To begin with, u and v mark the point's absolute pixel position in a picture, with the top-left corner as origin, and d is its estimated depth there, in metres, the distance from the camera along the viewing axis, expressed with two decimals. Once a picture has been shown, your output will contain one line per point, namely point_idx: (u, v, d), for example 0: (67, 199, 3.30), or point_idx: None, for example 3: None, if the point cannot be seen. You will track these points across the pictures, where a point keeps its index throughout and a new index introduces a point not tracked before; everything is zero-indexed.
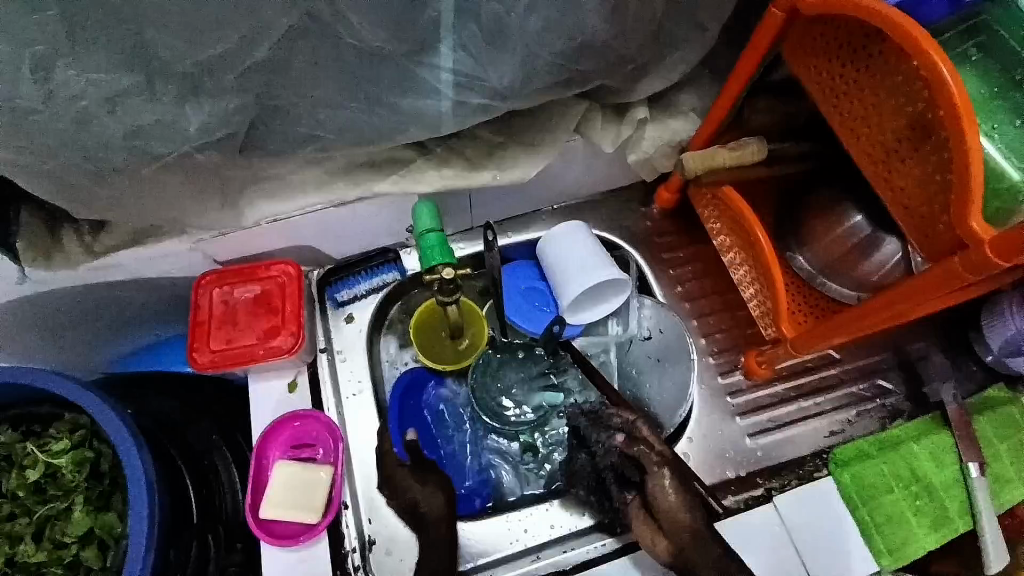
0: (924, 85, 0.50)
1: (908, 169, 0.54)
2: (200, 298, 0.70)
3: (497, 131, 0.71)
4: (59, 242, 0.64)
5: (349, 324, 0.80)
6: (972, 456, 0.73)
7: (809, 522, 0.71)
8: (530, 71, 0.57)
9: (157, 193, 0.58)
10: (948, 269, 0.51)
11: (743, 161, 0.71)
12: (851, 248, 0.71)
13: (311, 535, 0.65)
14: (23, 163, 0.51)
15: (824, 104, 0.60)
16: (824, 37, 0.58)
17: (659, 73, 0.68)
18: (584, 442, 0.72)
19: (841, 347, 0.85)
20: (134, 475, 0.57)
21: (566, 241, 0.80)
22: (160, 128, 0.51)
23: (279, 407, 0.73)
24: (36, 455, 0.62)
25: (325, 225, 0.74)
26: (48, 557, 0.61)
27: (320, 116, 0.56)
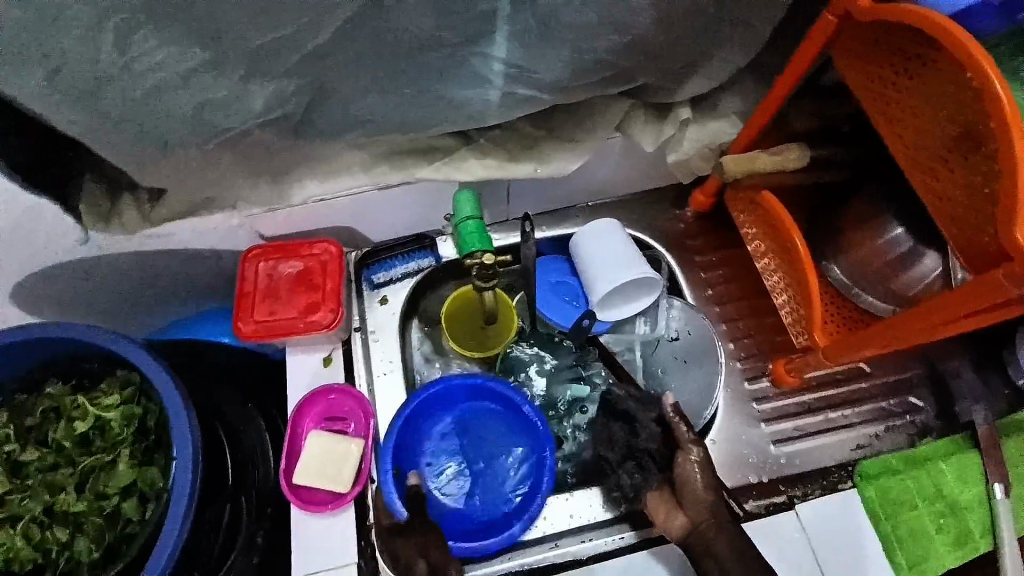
0: (973, 94, 0.50)
1: (957, 178, 0.53)
2: (246, 270, 0.73)
3: (539, 125, 0.72)
4: (119, 209, 0.67)
5: (383, 305, 0.82)
6: (998, 477, 0.72)
7: (830, 531, 0.70)
8: (578, 66, 0.59)
9: (215, 167, 0.62)
10: (990, 281, 0.51)
11: (785, 166, 0.71)
12: (890, 260, 0.71)
13: (338, 504, 0.67)
14: (97, 131, 0.54)
15: (874, 112, 0.60)
16: (877, 43, 0.58)
17: (704, 74, 0.68)
18: (627, 419, 0.75)
19: (872, 360, 0.84)
20: (181, 434, 0.61)
21: (599, 238, 0.81)
22: (226, 103, 0.54)
23: (314, 380, 0.75)
24: (86, 408, 0.66)
25: (367, 208, 0.76)
26: (88, 507, 0.64)
27: (372, 99, 0.58)
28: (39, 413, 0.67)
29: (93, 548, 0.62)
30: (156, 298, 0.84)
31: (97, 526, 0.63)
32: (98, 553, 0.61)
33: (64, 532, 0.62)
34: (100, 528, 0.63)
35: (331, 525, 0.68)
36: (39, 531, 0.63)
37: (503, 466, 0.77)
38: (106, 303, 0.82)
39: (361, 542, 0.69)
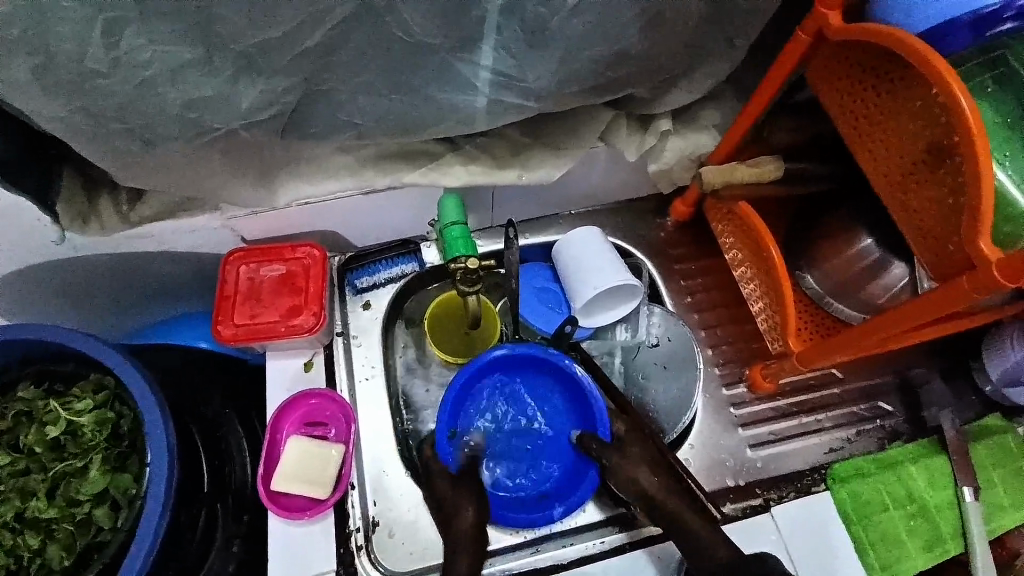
0: (942, 111, 0.53)
1: (923, 191, 0.57)
2: (226, 273, 0.72)
3: (524, 132, 0.73)
4: (97, 209, 0.66)
5: (366, 310, 0.82)
6: (967, 481, 0.75)
7: (805, 534, 0.72)
8: (565, 75, 0.60)
9: (201, 166, 0.61)
10: (956, 288, 0.53)
11: (762, 179, 0.74)
12: (861, 269, 0.74)
13: (318, 510, 0.66)
14: (83, 125, 0.53)
15: (844, 126, 0.63)
16: (848, 61, 0.61)
17: (685, 87, 0.71)
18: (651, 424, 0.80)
19: (844, 367, 0.87)
20: (156, 440, 0.59)
21: (582, 245, 0.83)
22: (214, 102, 0.53)
23: (294, 384, 0.75)
24: (58, 412, 0.64)
25: (352, 211, 0.76)
26: (59, 514, 0.62)
27: (362, 103, 0.59)
28: (10, 416, 0.64)
29: (64, 556, 0.60)
30: (135, 298, 0.83)
31: (69, 533, 0.61)
32: (69, 561, 0.60)
33: (34, 539, 0.61)
34: (71, 534, 0.61)
35: (310, 531, 0.67)
36: (11, 537, 0.61)
37: (551, 441, 0.78)
38: (82, 303, 0.80)
39: (340, 550, 0.68)
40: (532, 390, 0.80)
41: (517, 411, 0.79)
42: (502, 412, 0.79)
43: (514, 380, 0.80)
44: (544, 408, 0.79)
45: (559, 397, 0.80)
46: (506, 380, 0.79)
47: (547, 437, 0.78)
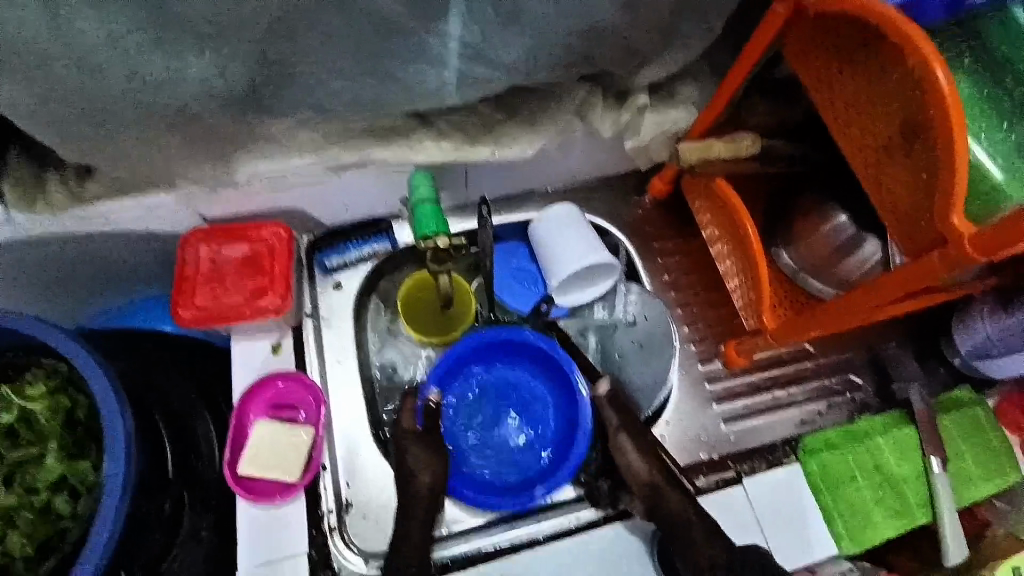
0: (917, 85, 0.52)
1: (896, 166, 0.56)
2: (186, 254, 0.69)
3: (497, 108, 0.71)
4: (44, 189, 0.62)
5: (337, 291, 0.80)
6: (933, 451, 0.77)
7: (774, 505, 0.74)
8: (537, 48, 0.58)
9: (155, 144, 0.58)
10: (927, 265, 0.53)
11: (740, 154, 0.73)
12: (834, 246, 0.74)
13: (289, 493, 0.66)
14: (20, 99, 0.50)
15: (821, 100, 0.63)
16: (825, 32, 0.59)
17: (661, 62, 0.69)
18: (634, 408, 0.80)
19: (817, 342, 0.88)
20: (114, 428, 0.57)
21: (557, 223, 0.81)
22: (160, 74, 0.50)
23: (263, 368, 0.73)
24: (10, 400, 0.61)
25: (320, 189, 0.74)
26: (18, 502, 0.60)
27: (321, 77, 0.56)
28: None
29: (24, 545, 0.58)
30: (95, 282, 0.80)
31: (29, 521, 0.59)
32: (31, 549, 0.58)
33: None
34: (33, 522, 0.59)
35: (281, 517, 0.66)
36: None
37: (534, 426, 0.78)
38: (36, 289, 0.77)
39: (313, 531, 0.67)
40: (516, 375, 0.80)
41: (496, 395, 0.79)
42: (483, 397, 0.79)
43: (500, 367, 0.80)
44: (529, 394, 0.80)
45: (544, 386, 0.79)
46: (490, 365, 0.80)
47: (531, 420, 0.79)
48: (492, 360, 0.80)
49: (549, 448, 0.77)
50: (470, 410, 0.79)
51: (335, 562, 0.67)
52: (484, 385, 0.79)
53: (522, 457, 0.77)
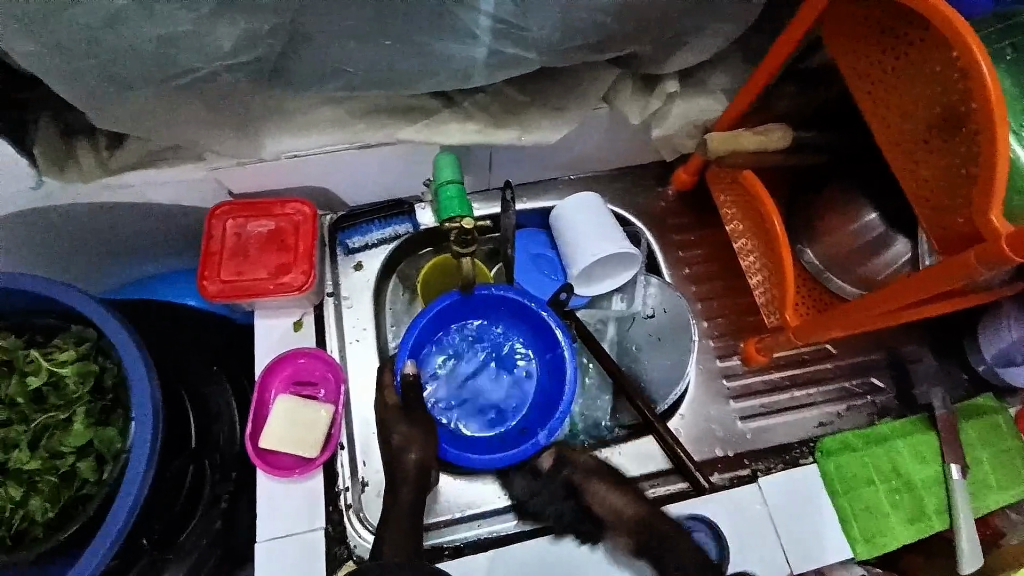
0: (960, 78, 0.51)
1: (934, 160, 0.55)
2: (213, 228, 0.70)
3: (524, 91, 0.70)
4: (74, 154, 0.63)
5: (358, 271, 0.80)
6: (954, 458, 0.76)
7: (790, 506, 0.73)
8: (570, 27, 0.57)
9: (182, 113, 0.58)
10: (959, 263, 0.52)
11: (769, 146, 0.71)
12: (862, 245, 0.73)
13: (307, 469, 0.66)
14: (54, 63, 0.50)
15: (858, 90, 0.61)
16: (865, 20, 0.58)
17: (694, 48, 0.68)
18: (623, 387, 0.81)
19: (838, 342, 0.87)
20: (141, 397, 0.58)
21: (581, 212, 0.81)
22: (192, 40, 0.50)
23: (283, 343, 0.73)
24: (40, 363, 0.62)
25: (344, 168, 0.74)
26: (42, 466, 0.61)
27: (349, 49, 0.55)
28: None
29: (47, 508, 0.60)
30: (121, 252, 0.81)
31: (52, 486, 0.60)
32: (53, 514, 0.60)
33: (17, 491, 0.60)
34: (55, 487, 0.60)
35: (299, 491, 0.67)
36: None
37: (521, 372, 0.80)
38: (64, 257, 0.78)
39: (329, 508, 0.69)
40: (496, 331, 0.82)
41: (476, 355, 0.81)
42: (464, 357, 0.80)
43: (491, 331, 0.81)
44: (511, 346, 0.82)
45: (533, 348, 0.81)
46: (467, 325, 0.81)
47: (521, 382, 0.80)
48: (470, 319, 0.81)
49: (537, 407, 0.78)
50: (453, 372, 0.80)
51: (349, 540, 0.68)
52: (465, 346, 0.81)
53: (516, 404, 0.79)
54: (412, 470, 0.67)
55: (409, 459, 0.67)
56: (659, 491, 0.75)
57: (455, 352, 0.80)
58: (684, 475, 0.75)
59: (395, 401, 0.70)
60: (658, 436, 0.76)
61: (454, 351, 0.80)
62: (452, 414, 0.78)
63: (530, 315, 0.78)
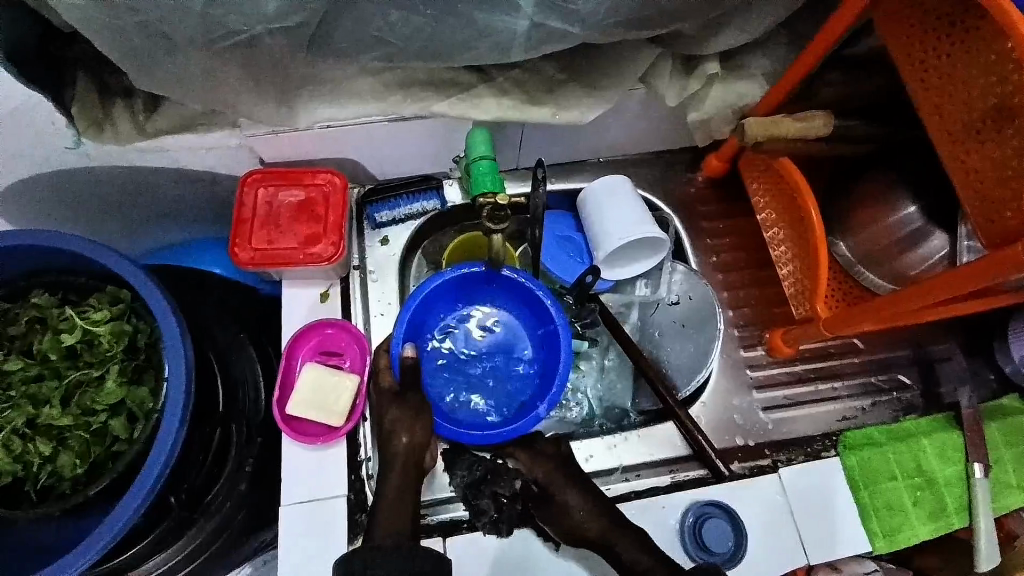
0: (1018, 66, 0.49)
1: (987, 151, 0.53)
2: (244, 196, 0.70)
3: (561, 68, 0.69)
4: (112, 116, 0.63)
5: (383, 245, 0.80)
6: (978, 457, 0.75)
7: (809, 498, 0.72)
8: (616, 1, 0.56)
9: (220, 77, 0.58)
10: (1009, 259, 0.50)
11: (811, 133, 0.69)
12: (899, 238, 0.71)
13: (331, 437, 0.67)
14: (101, 19, 0.50)
15: (911, 82, 0.59)
16: (923, 5, 0.56)
17: (739, 27, 0.66)
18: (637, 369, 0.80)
19: (865, 337, 0.85)
20: (175, 359, 0.59)
21: (611, 195, 0.80)
22: (238, 2, 0.50)
23: (310, 314, 0.74)
24: (74, 321, 0.63)
25: (375, 140, 0.73)
26: (74, 422, 0.62)
27: (391, 17, 0.55)
28: (24, 322, 0.64)
29: (76, 463, 0.61)
30: (150, 215, 0.81)
31: (83, 442, 0.62)
32: (81, 469, 0.61)
33: (46, 446, 0.61)
34: (85, 442, 0.62)
35: (322, 458, 0.68)
36: (20, 443, 0.61)
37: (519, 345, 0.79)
38: (95, 217, 0.79)
39: (351, 476, 0.69)
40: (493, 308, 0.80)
41: (478, 333, 0.80)
42: (460, 334, 0.79)
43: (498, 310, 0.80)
44: (507, 322, 0.80)
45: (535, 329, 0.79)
46: (464, 303, 0.80)
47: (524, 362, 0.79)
48: (467, 296, 0.79)
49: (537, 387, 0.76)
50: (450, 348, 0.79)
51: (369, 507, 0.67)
52: (461, 323, 0.80)
53: (513, 379, 0.78)
54: (402, 453, 0.62)
55: (400, 442, 0.63)
56: (679, 476, 0.75)
57: (453, 329, 0.79)
58: (704, 462, 0.75)
59: (389, 384, 0.68)
60: (678, 422, 0.76)
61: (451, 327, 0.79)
62: (447, 388, 0.77)
63: (530, 295, 0.76)
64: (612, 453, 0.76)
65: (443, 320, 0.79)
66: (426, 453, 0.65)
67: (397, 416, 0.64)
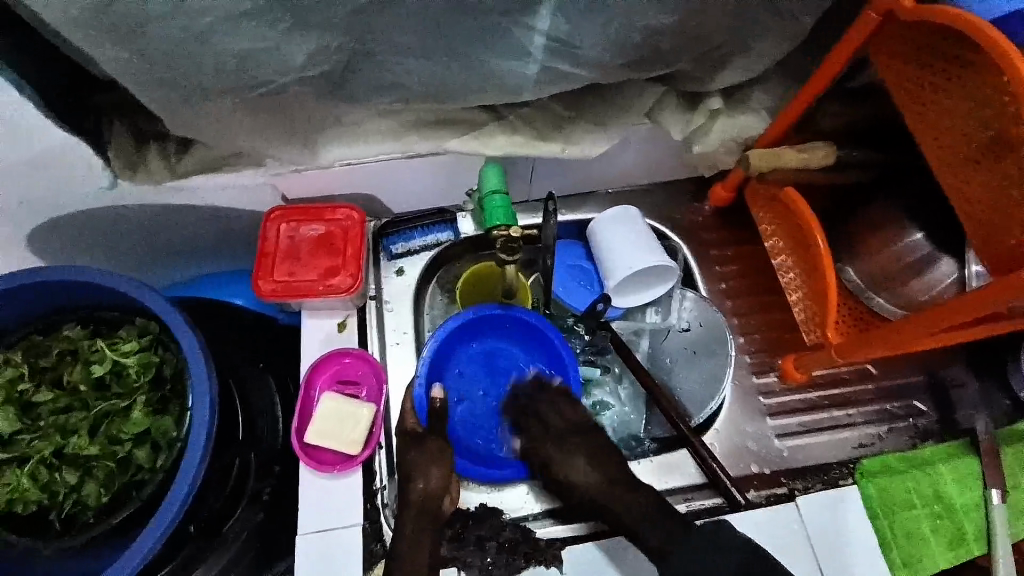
0: (1010, 101, 0.51)
1: (986, 181, 0.55)
2: (267, 231, 0.73)
3: (569, 106, 0.72)
4: (144, 158, 0.67)
5: (399, 276, 0.82)
6: (996, 484, 0.74)
7: (828, 528, 0.71)
8: (621, 45, 0.59)
9: (249, 121, 0.62)
10: (1005, 286, 0.52)
11: (812, 163, 0.71)
12: (906, 265, 0.73)
13: (347, 465, 0.68)
14: (141, 70, 0.54)
15: (909, 111, 0.61)
16: (919, 42, 0.58)
17: (740, 66, 0.69)
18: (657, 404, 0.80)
19: (878, 362, 0.85)
20: (200, 389, 0.61)
21: (618, 225, 0.82)
22: (270, 54, 0.54)
23: (327, 343, 0.76)
24: (104, 352, 0.66)
25: (391, 175, 0.76)
26: (100, 452, 0.64)
27: (410, 65, 0.58)
28: (55, 354, 0.67)
29: (101, 493, 0.63)
30: (175, 248, 0.84)
31: (108, 471, 0.63)
32: (106, 499, 0.62)
33: (73, 476, 0.63)
34: (110, 472, 0.63)
35: (338, 486, 0.69)
36: (48, 472, 0.63)
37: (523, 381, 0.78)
38: (123, 251, 0.82)
39: (366, 506, 0.69)
40: (505, 345, 0.81)
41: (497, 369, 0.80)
42: (474, 375, 0.80)
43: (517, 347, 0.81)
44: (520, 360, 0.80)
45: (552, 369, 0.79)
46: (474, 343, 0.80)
47: None
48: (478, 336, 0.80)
49: None
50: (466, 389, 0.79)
51: (384, 537, 0.68)
52: (475, 363, 0.80)
53: None
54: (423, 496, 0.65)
55: (420, 488, 0.65)
56: (694, 505, 0.74)
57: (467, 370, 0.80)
58: (719, 490, 0.74)
59: (414, 426, 0.70)
60: (692, 450, 0.76)
61: (465, 368, 0.80)
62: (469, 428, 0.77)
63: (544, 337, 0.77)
64: None
65: (457, 362, 0.79)
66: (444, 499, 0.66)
67: (419, 457, 0.67)
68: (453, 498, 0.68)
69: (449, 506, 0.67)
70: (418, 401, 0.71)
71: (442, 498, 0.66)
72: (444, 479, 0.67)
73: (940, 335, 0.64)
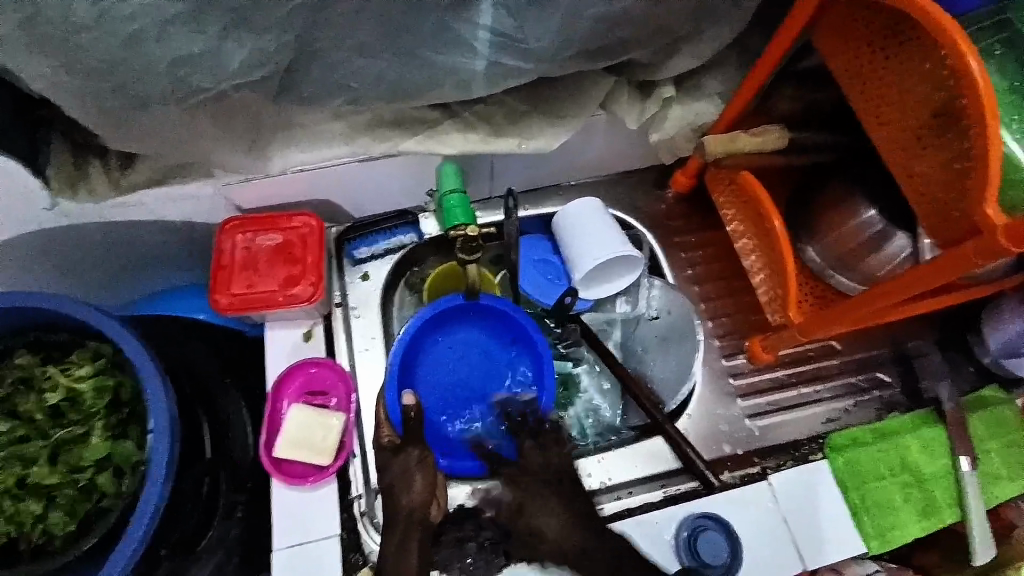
0: (950, 74, 0.52)
1: (930, 155, 0.56)
2: (222, 242, 0.72)
3: (523, 100, 0.71)
4: (87, 173, 0.64)
5: (365, 281, 0.81)
6: (964, 450, 0.75)
7: (801, 505, 0.72)
8: (567, 36, 0.59)
9: (193, 132, 0.60)
10: (959, 254, 0.52)
11: (766, 147, 0.72)
12: (863, 240, 0.73)
13: (319, 477, 0.67)
14: (73, 86, 0.52)
15: (854, 91, 0.62)
16: (860, 20, 0.59)
17: (689, 51, 0.69)
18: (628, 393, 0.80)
19: (843, 338, 0.87)
20: (156, 411, 0.59)
21: (584, 217, 0.81)
22: (202, 61, 0.52)
23: (292, 354, 0.74)
24: (57, 379, 0.64)
25: (347, 179, 0.75)
26: (61, 480, 0.62)
27: (353, 66, 0.57)
28: (7, 383, 0.65)
29: (66, 522, 0.61)
30: (131, 266, 0.82)
31: (71, 498, 0.62)
32: (72, 527, 0.61)
33: (36, 505, 0.61)
34: (73, 499, 0.62)
35: (310, 498, 0.68)
36: (11, 503, 0.61)
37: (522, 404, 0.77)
38: (75, 273, 0.80)
39: (343, 515, 0.69)
40: (467, 336, 0.80)
41: (460, 358, 0.79)
42: (445, 367, 0.79)
43: (476, 334, 0.80)
44: (483, 345, 0.80)
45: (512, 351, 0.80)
46: (444, 337, 0.79)
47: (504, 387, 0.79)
48: (452, 329, 0.79)
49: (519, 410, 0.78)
50: (437, 385, 0.78)
51: (364, 546, 0.68)
52: (452, 358, 0.79)
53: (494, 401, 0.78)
54: (399, 507, 0.65)
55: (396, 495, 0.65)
56: (670, 490, 0.75)
57: (445, 366, 0.79)
58: (694, 474, 0.75)
59: (393, 438, 0.69)
60: (665, 435, 0.76)
61: (440, 365, 0.78)
62: (442, 425, 0.76)
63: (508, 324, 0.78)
64: (602, 466, 0.77)
65: (428, 357, 0.78)
66: (432, 506, 0.66)
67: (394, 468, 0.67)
68: (441, 504, 0.67)
69: (437, 513, 0.66)
70: (393, 411, 0.70)
71: (430, 506, 0.66)
72: (429, 486, 0.66)
73: (889, 309, 0.66)
